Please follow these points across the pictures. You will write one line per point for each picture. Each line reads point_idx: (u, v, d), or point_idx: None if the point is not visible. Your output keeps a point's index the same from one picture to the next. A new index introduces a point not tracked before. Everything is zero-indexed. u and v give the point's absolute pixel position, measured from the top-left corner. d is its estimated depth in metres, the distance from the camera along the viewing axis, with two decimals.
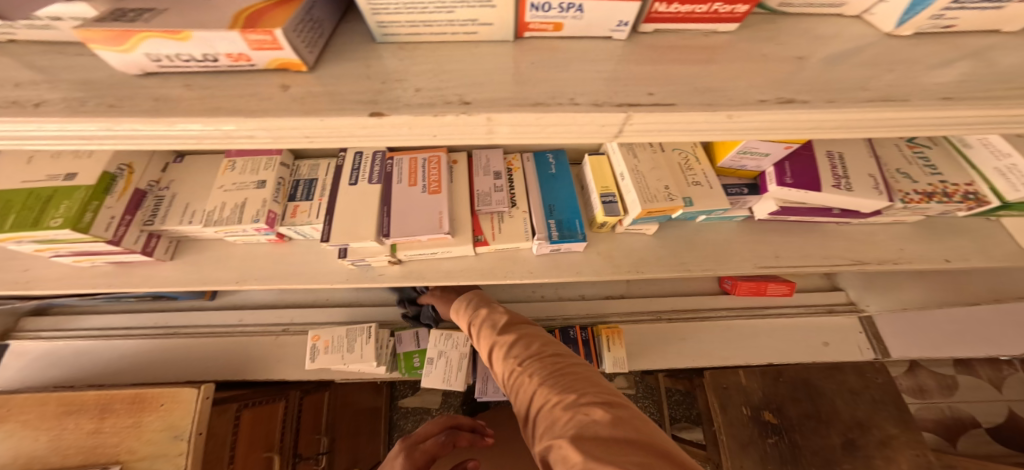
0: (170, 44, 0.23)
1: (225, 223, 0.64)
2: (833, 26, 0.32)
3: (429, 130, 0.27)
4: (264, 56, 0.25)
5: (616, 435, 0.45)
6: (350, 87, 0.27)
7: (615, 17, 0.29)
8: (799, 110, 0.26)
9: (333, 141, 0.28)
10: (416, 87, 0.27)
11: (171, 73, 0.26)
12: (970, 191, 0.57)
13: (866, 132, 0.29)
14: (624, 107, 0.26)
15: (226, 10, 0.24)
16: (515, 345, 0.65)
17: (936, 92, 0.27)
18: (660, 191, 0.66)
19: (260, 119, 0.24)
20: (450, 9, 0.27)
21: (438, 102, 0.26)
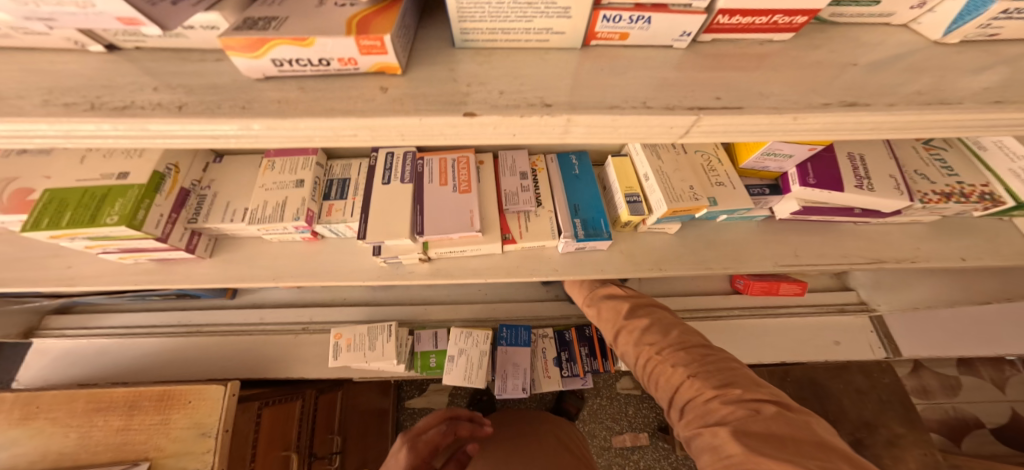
0: (294, 50, 0.26)
1: (267, 221, 0.65)
2: (875, 35, 0.34)
3: (511, 129, 0.30)
4: (369, 60, 0.28)
5: (786, 434, 0.46)
6: (440, 90, 0.29)
7: (679, 27, 0.31)
8: (851, 113, 0.29)
9: (422, 140, 0.30)
10: (500, 90, 0.30)
11: (285, 77, 0.29)
12: (986, 192, 0.60)
13: (909, 133, 0.32)
14: (695, 110, 0.28)
15: (338, 19, 0.27)
16: (652, 333, 0.68)
17: (977, 97, 0.29)
18: (686, 191, 0.69)
19: (367, 119, 0.27)
20: (530, 19, 0.30)
21: (523, 104, 0.29)
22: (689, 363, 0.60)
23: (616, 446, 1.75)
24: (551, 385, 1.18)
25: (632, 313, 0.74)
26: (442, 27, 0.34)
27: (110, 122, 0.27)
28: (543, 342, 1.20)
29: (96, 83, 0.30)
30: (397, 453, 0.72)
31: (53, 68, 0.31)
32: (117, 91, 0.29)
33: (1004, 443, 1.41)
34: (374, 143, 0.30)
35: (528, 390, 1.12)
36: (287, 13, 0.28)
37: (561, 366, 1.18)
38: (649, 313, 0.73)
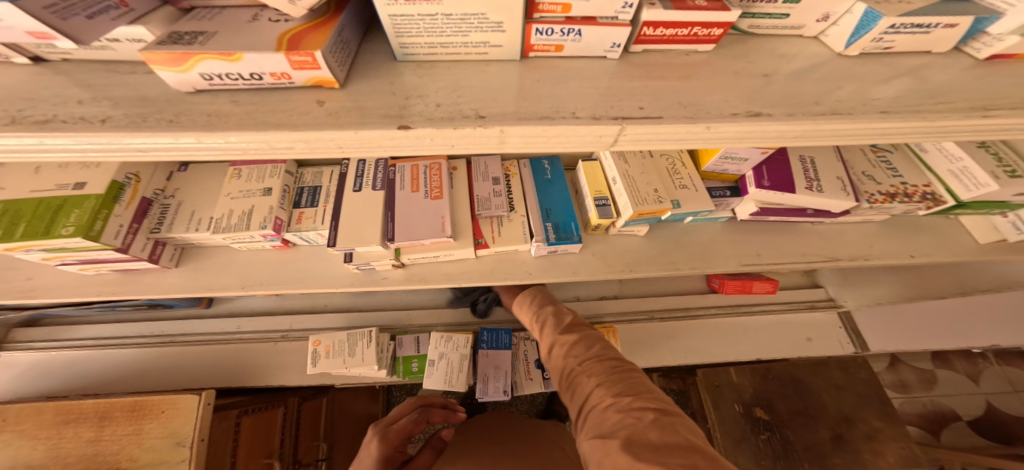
0: (222, 64, 0.27)
1: (232, 230, 0.66)
2: (797, 46, 0.36)
3: (447, 141, 0.30)
4: (304, 74, 0.28)
5: (666, 443, 0.45)
6: (376, 102, 0.30)
7: (609, 39, 0.33)
8: (760, 123, 0.30)
9: (361, 152, 0.31)
10: (435, 102, 0.31)
11: (218, 90, 0.29)
12: (928, 192, 0.63)
13: (829, 140, 0.33)
14: (619, 120, 0.30)
15: (271, 35, 0.28)
16: (576, 346, 0.68)
17: (885, 104, 0.31)
18: (651, 195, 0.70)
19: (301, 132, 0.28)
20: (466, 33, 0.31)
21: (456, 115, 0.30)
22: (599, 374, 0.60)
23: None
24: (532, 386, 1.16)
25: (565, 326, 0.73)
26: (385, 40, 0.35)
27: (30, 136, 0.26)
28: (525, 344, 1.21)
29: (14, 94, 0.29)
30: (368, 444, 0.75)
31: None
32: (40, 104, 0.28)
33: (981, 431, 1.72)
34: (313, 155, 0.31)
35: (509, 392, 1.11)
36: (217, 28, 0.29)
37: (542, 368, 1.18)
38: (578, 328, 0.72)
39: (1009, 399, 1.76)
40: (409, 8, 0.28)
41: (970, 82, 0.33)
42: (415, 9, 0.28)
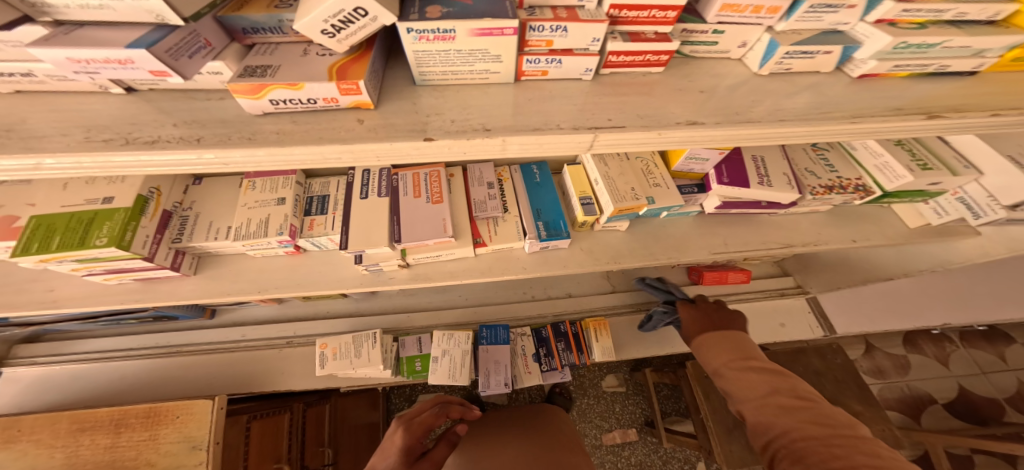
0: (287, 92, 0.34)
1: (252, 237, 0.68)
2: (728, 66, 0.45)
3: (462, 149, 0.38)
4: (349, 98, 0.36)
5: None
6: (402, 118, 0.37)
7: (582, 65, 0.41)
8: (698, 129, 0.39)
9: (393, 160, 0.38)
10: (449, 118, 0.38)
11: (280, 112, 0.37)
12: (860, 184, 0.75)
13: (757, 142, 0.42)
14: (593, 129, 0.38)
15: (321, 66, 0.35)
16: (797, 404, 0.58)
17: (792, 112, 0.40)
18: (628, 192, 0.81)
19: (348, 144, 0.35)
20: (471, 64, 0.38)
21: (467, 129, 0.37)
22: (823, 425, 0.53)
23: (607, 444, 1.83)
24: (530, 380, 1.23)
25: (780, 385, 0.62)
26: (403, 69, 0.42)
27: (139, 153, 0.33)
28: (522, 339, 1.28)
29: (119, 120, 0.36)
30: (392, 438, 0.75)
31: (77, 108, 0.37)
32: (143, 127, 0.35)
33: (955, 413, 1.95)
34: (355, 163, 0.38)
35: (510, 386, 1.15)
36: (279, 62, 0.36)
37: (540, 361, 1.25)
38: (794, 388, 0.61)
39: (978, 382, 2.04)
40: (425, 45, 0.35)
41: (852, 95, 0.42)
42: (432, 47, 0.35)
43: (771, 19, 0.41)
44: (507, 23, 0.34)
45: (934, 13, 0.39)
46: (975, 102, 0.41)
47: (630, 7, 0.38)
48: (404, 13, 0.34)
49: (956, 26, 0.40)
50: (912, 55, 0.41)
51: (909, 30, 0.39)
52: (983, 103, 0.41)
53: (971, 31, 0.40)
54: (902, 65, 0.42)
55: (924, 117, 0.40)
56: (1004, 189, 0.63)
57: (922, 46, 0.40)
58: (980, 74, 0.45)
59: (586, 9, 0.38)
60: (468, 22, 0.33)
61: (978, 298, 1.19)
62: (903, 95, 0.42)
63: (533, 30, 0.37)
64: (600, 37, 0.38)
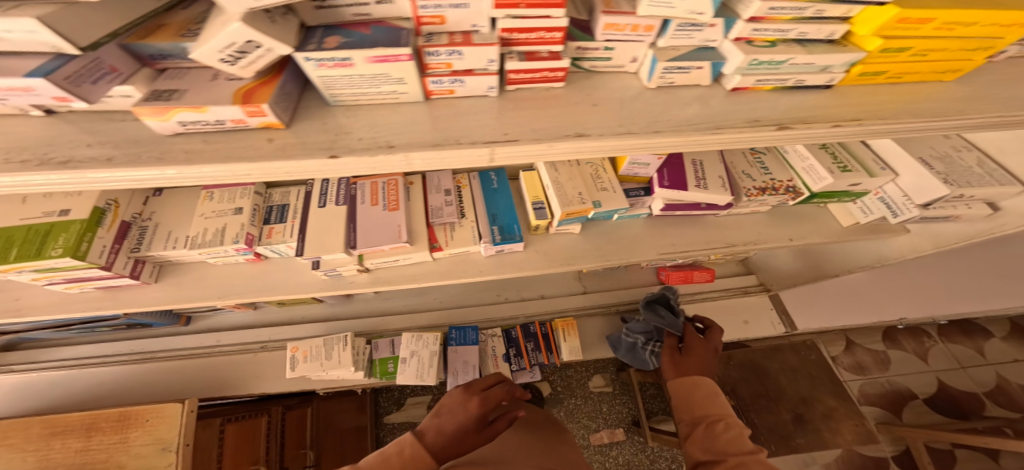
0: (194, 114, 0.36)
1: (207, 246, 0.70)
2: (622, 81, 0.49)
3: (368, 165, 0.40)
4: (256, 119, 0.38)
5: None
6: (311, 137, 0.40)
7: (483, 84, 0.44)
8: (584, 141, 0.42)
9: (302, 175, 0.40)
10: (359, 136, 0.40)
11: (191, 132, 0.39)
12: (790, 186, 0.81)
13: (647, 150, 0.46)
14: (489, 144, 0.41)
15: (228, 91, 0.37)
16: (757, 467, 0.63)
17: (674, 124, 0.44)
18: (575, 197, 0.85)
19: (253, 162, 0.37)
20: (378, 86, 0.40)
21: (374, 147, 0.39)
22: None
23: (595, 444, 1.86)
24: None
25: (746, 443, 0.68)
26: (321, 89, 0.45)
27: (52, 173, 0.36)
28: (492, 340, 1.30)
29: (37, 141, 0.39)
30: (461, 400, 0.67)
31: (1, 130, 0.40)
32: (59, 148, 0.38)
33: (937, 410, 2.00)
34: (266, 179, 0.41)
35: None
36: (190, 87, 0.39)
37: (510, 361, 1.28)
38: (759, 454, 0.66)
39: (957, 377, 2.11)
40: (328, 71, 0.37)
41: (734, 108, 0.45)
42: (334, 72, 0.37)
43: (651, 37, 0.45)
44: (399, 50, 0.36)
45: (780, 32, 0.41)
46: (821, 114, 0.43)
47: (519, 30, 0.41)
48: (302, 44, 0.35)
49: (800, 45, 0.42)
50: (768, 71, 0.43)
51: (759, 48, 0.41)
52: (827, 115, 0.43)
53: (812, 50, 0.41)
54: (762, 80, 0.44)
55: (774, 129, 0.42)
56: (917, 189, 0.67)
57: (771, 63, 0.42)
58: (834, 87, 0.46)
59: (480, 33, 0.40)
60: (363, 51, 0.35)
61: (929, 292, 1.28)
62: (773, 106, 0.44)
63: (430, 55, 0.39)
64: (494, 58, 0.41)
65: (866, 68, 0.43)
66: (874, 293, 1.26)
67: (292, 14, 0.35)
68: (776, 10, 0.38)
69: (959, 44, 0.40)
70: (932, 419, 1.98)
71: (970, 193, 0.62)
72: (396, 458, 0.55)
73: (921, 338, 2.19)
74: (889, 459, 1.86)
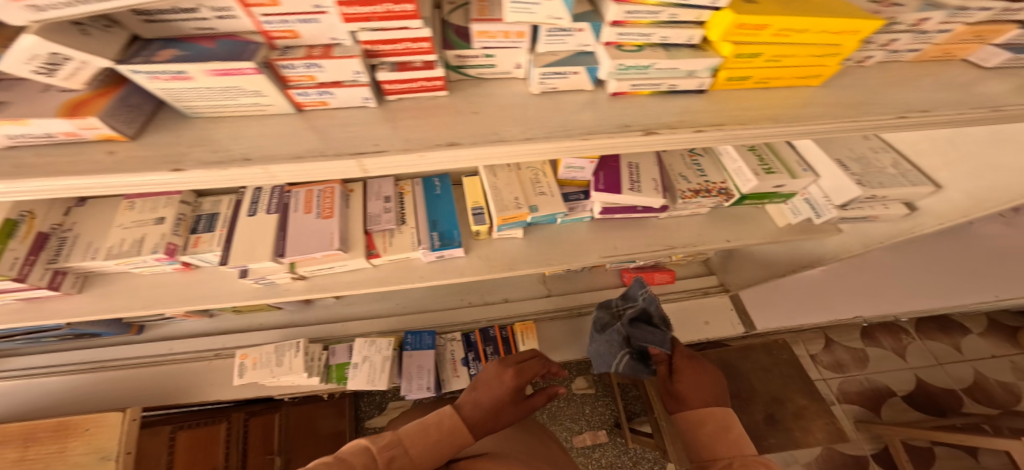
0: (17, 127, 0.35)
1: (124, 256, 0.69)
2: (507, 90, 0.50)
3: (222, 179, 0.38)
4: (92, 132, 0.37)
5: None
6: (156, 150, 0.38)
7: (357, 95, 0.43)
8: (456, 150, 0.42)
9: (151, 189, 0.38)
10: (210, 149, 0.39)
11: (23, 144, 0.38)
12: (722, 188, 0.84)
13: (527, 157, 0.46)
14: (355, 155, 0.40)
15: (55, 102, 0.36)
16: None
17: (548, 132, 0.44)
18: (512, 202, 0.84)
19: (89, 177, 0.36)
20: (234, 99, 0.39)
21: (226, 160, 0.38)
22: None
23: (577, 446, 1.84)
24: (458, 384, 1.22)
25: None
26: None
27: None
28: (451, 344, 1.28)
29: None
30: (495, 379, 0.71)
31: None
32: None
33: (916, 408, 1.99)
34: (114, 193, 0.39)
35: (433, 389, 1.16)
36: (21, 99, 0.37)
37: (468, 365, 1.25)
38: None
39: (936, 373, 2.10)
40: (168, 83, 0.36)
41: (613, 112, 0.47)
42: (172, 85, 0.36)
43: (526, 43, 0.46)
44: (241, 65, 0.34)
45: (644, 37, 0.42)
46: (686, 119, 0.44)
47: (381, 41, 0.40)
48: (128, 57, 0.35)
49: (664, 49, 0.43)
50: (638, 76, 0.45)
51: (627, 53, 0.43)
52: (692, 120, 0.44)
53: (673, 55, 0.43)
54: (637, 85, 0.46)
55: (640, 133, 0.43)
56: (836, 191, 0.69)
57: (638, 68, 0.43)
58: (707, 92, 0.47)
59: (342, 46, 0.40)
60: (199, 64, 0.34)
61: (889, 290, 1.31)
62: (649, 110, 0.46)
63: (286, 68, 0.38)
64: (359, 70, 0.40)
65: (729, 73, 0.44)
66: (829, 292, 1.28)
67: (118, 26, 0.35)
68: (634, 14, 0.39)
69: (811, 50, 0.41)
70: (911, 417, 1.97)
71: (881, 194, 0.65)
72: (436, 428, 0.54)
73: (898, 334, 2.19)
74: (868, 457, 1.87)
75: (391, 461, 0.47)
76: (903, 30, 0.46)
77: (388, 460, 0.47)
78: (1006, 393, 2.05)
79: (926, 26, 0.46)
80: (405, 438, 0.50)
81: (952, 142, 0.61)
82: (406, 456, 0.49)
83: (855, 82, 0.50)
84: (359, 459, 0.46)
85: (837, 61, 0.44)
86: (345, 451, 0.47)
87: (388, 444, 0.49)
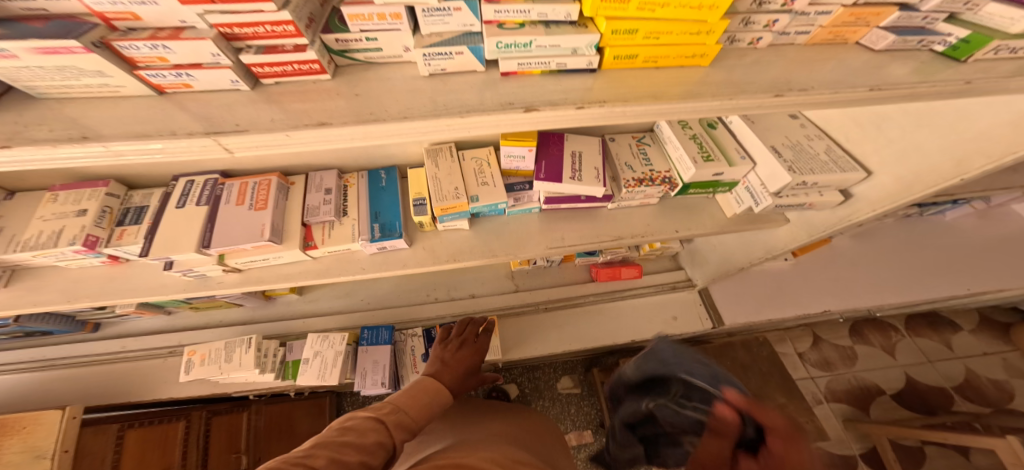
0: None
1: (39, 248, 0.67)
2: (397, 73, 0.50)
3: (63, 158, 0.37)
4: None
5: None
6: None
7: (224, 77, 0.42)
8: (325, 130, 0.42)
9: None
10: (49, 128, 0.38)
11: None
12: (666, 176, 0.83)
13: (407, 136, 0.45)
14: (212, 134, 0.39)
15: None
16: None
17: (424, 114, 0.45)
18: (451, 192, 0.82)
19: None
20: (77, 79, 0.38)
21: (64, 138, 0.37)
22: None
23: None
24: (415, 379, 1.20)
25: None
26: None
27: None
28: (412, 340, 1.25)
29: None
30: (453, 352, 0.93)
31: None
32: None
33: (906, 407, 1.94)
34: None
35: (389, 385, 1.13)
36: None
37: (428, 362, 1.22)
38: None
39: (926, 371, 2.05)
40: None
41: (506, 90, 0.49)
42: (0, 62, 0.35)
43: (405, 25, 0.46)
44: (67, 43, 0.33)
45: (521, 14, 0.46)
46: (572, 97, 0.48)
47: (237, 25, 0.39)
48: None
49: (544, 26, 0.47)
50: (522, 54, 0.48)
51: (506, 30, 0.47)
52: (577, 99, 0.48)
53: (552, 32, 0.47)
54: (523, 63, 0.49)
55: (521, 111, 0.46)
56: (771, 178, 0.73)
57: (518, 45, 0.47)
58: (598, 70, 0.51)
59: (194, 29, 0.38)
60: (19, 42, 0.33)
61: (860, 283, 1.39)
62: (539, 86, 0.49)
63: (127, 49, 0.37)
64: (218, 52, 0.39)
65: (613, 51, 0.48)
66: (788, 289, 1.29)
67: None
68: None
69: (679, 27, 0.45)
70: (900, 415, 1.92)
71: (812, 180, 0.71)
72: (422, 393, 0.64)
73: (887, 332, 2.14)
74: (857, 457, 1.80)
75: (397, 420, 0.56)
76: (778, 10, 0.49)
77: (392, 422, 0.55)
78: (997, 390, 2.00)
79: (797, 6, 0.49)
80: (399, 404, 0.59)
81: (874, 124, 0.68)
82: (407, 415, 0.58)
83: (759, 65, 0.53)
84: (364, 426, 0.52)
85: (714, 40, 0.48)
86: (348, 422, 0.52)
87: (387, 411, 0.57)
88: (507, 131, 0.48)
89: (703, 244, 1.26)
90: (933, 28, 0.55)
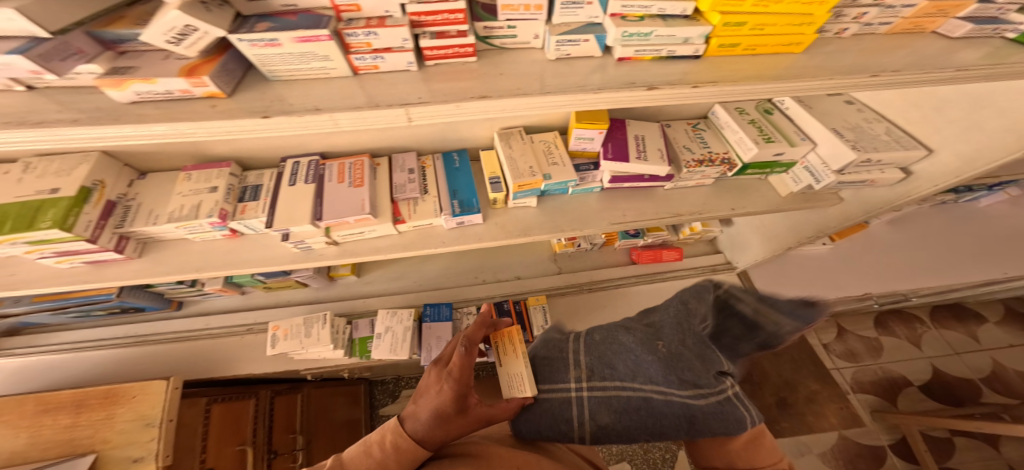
0: (145, 84, 0.46)
1: (183, 219, 0.76)
2: (525, 57, 0.58)
3: (299, 125, 0.47)
4: (201, 89, 0.47)
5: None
6: (246, 104, 0.48)
7: (404, 58, 0.50)
8: (486, 101, 0.50)
9: (242, 134, 0.48)
10: (288, 103, 0.48)
11: (144, 101, 0.48)
12: (727, 157, 0.90)
13: (543, 109, 0.53)
14: (403, 105, 0.48)
15: (176, 66, 0.46)
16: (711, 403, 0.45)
17: (562, 91, 0.53)
18: (527, 170, 0.89)
19: (196, 122, 0.46)
20: (309, 63, 0.48)
21: (301, 109, 0.47)
22: None
23: None
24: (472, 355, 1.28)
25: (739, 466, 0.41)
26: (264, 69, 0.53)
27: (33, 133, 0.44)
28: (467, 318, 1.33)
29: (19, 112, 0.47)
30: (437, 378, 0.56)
31: None
32: (39, 113, 0.47)
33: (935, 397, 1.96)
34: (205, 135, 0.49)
35: None
36: (142, 65, 0.48)
37: None
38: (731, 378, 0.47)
39: (953, 362, 2.08)
40: (263, 49, 0.45)
41: (623, 72, 0.56)
42: (265, 50, 0.45)
43: (543, 15, 0.54)
44: (319, 32, 0.43)
45: (643, 9, 0.54)
46: (685, 78, 0.55)
47: (426, 13, 0.48)
48: (236, 28, 0.44)
49: (662, 17, 0.55)
50: (641, 42, 0.55)
51: (631, 21, 0.54)
52: (690, 78, 0.55)
53: (670, 23, 0.54)
54: (639, 49, 0.56)
55: (644, 88, 0.53)
56: (834, 156, 0.80)
57: (640, 34, 0.54)
58: (701, 56, 0.58)
59: (393, 17, 0.47)
60: (287, 32, 0.43)
61: (895, 268, 1.43)
62: (652, 68, 0.57)
63: (350, 36, 0.46)
64: (408, 37, 0.47)
65: (719, 39, 0.56)
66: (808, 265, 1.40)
67: (229, 5, 0.45)
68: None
69: (786, 19, 0.53)
70: (928, 406, 1.94)
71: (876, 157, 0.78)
72: (376, 448, 0.49)
73: (913, 323, 2.17)
74: (888, 447, 1.83)
75: None
76: (867, 4, 0.57)
77: None
78: None
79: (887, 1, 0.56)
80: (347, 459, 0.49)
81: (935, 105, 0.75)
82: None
83: (841, 51, 0.60)
84: None
85: (812, 30, 0.56)
86: None
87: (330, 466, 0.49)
88: (621, 105, 0.56)
89: (742, 226, 1.33)
90: (1006, 17, 0.62)
